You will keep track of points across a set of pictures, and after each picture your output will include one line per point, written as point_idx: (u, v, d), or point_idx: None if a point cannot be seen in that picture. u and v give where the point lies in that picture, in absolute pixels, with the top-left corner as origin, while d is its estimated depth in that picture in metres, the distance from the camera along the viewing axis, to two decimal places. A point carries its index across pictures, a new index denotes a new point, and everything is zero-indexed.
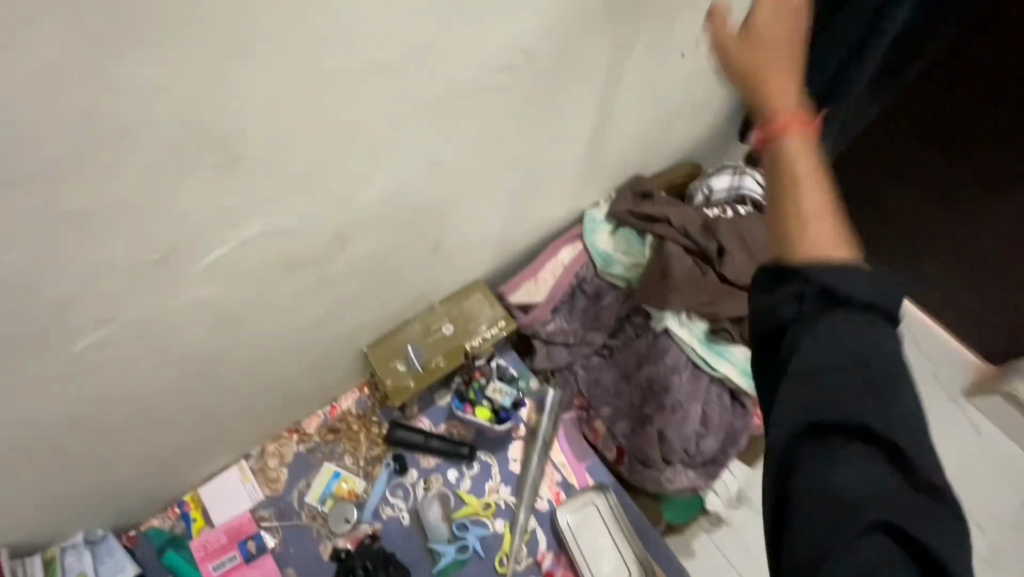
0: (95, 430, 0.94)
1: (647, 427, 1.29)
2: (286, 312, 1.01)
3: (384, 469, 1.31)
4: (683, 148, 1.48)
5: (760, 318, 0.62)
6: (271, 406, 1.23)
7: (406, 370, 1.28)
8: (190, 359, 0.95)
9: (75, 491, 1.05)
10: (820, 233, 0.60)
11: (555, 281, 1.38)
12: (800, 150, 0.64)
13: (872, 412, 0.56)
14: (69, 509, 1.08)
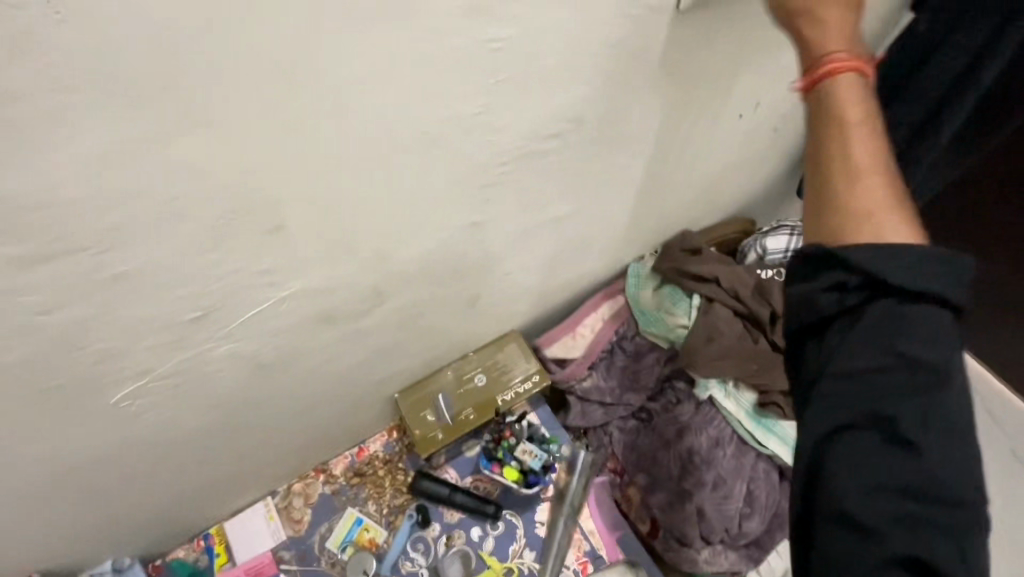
0: (128, 469, 0.96)
1: (685, 502, 1.21)
2: (321, 359, 1.01)
3: (406, 520, 1.27)
4: (736, 202, 1.42)
5: (798, 313, 0.60)
6: (299, 448, 1.23)
7: (436, 421, 1.25)
8: (223, 404, 0.96)
9: (106, 524, 1.07)
10: (867, 192, 0.58)
11: (594, 337, 1.33)
12: (848, 101, 0.60)
13: (907, 411, 0.53)
14: (100, 539, 1.10)
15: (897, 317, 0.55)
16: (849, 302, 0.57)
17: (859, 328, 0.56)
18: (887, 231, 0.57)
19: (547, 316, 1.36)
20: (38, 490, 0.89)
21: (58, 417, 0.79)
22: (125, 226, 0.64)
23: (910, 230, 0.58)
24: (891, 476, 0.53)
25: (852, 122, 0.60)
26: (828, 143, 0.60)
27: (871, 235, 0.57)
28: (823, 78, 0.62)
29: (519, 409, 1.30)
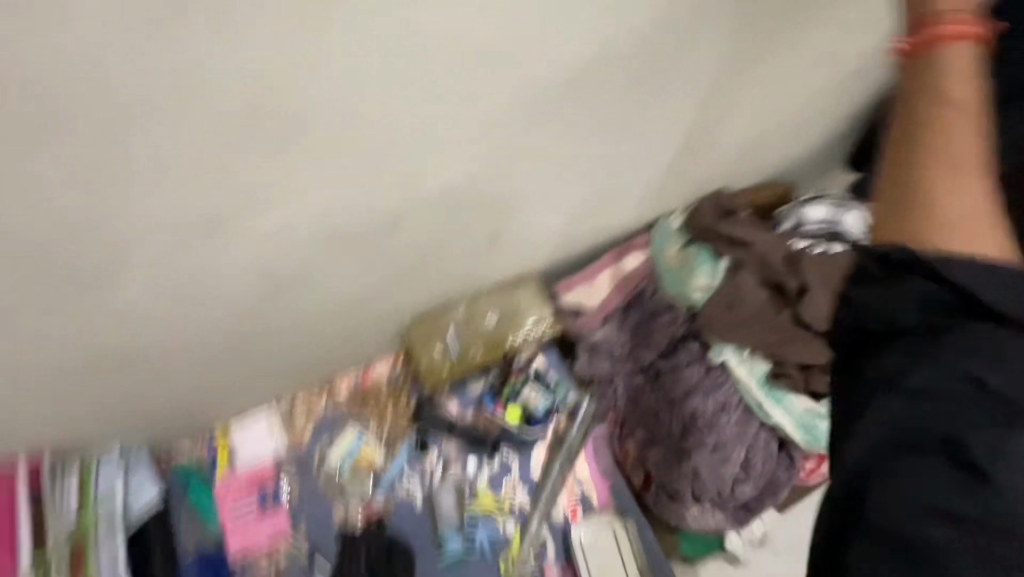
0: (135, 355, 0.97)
1: (682, 462, 1.21)
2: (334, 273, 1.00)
3: (406, 443, 1.30)
4: (775, 167, 1.36)
5: (861, 317, 0.52)
6: (306, 362, 1.24)
7: (444, 353, 1.27)
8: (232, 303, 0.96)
9: (114, 410, 1.08)
10: (965, 182, 0.48)
11: (612, 288, 1.30)
12: (954, 72, 0.50)
13: (982, 439, 0.44)
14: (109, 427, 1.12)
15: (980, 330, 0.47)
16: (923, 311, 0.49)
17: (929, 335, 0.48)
18: (983, 238, 0.48)
19: (567, 261, 1.33)
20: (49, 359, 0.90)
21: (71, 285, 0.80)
22: (158, 101, 0.63)
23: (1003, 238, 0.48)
24: (941, 483, 0.44)
25: (957, 100, 0.50)
26: (926, 122, 0.50)
27: (959, 235, 0.48)
28: (927, 44, 0.52)
29: (528, 352, 1.31)
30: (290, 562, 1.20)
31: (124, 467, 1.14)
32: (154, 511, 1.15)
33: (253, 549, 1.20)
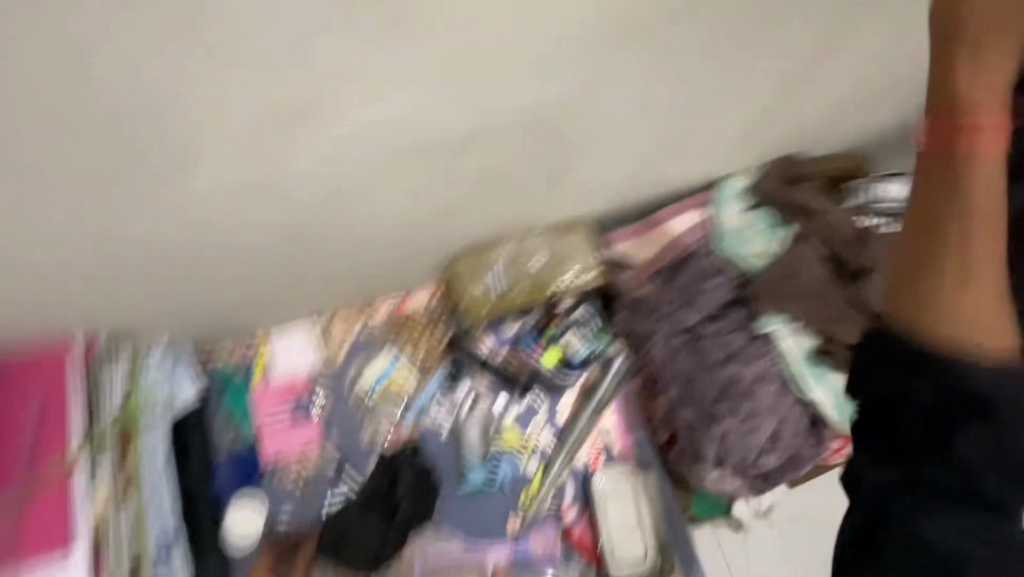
0: (199, 230, 1.03)
1: (710, 425, 1.20)
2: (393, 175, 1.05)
3: (439, 371, 1.32)
4: (853, 135, 1.29)
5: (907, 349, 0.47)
6: (349, 277, 1.26)
7: (487, 289, 1.25)
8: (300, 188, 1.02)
9: (168, 289, 1.12)
10: (978, 294, 0.47)
11: (666, 245, 1.26)
12: (977, 176, 0.48)
13: (998, 478, 0.46)
14: (161, 310, 1.16)
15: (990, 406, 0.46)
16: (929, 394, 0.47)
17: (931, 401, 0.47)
18: (993, 345, 0.46)
19: (619, 211, 1.29)
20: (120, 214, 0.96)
21: (153, 135, 0.87)
22: None
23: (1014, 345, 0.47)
24: (963, 523, 0.46)
25: (977, 208, 0.47)
26: (957, 221, 0.47)
27: (969, 345, 0.46)
28: (956, 144, 0.49)
29: (570, 299, 1.28)
30: (318, 471, 1.23)
31: (168, 363, 1.16)
32: (193, 407, 1.18)
33: (284, 455, 1.23)
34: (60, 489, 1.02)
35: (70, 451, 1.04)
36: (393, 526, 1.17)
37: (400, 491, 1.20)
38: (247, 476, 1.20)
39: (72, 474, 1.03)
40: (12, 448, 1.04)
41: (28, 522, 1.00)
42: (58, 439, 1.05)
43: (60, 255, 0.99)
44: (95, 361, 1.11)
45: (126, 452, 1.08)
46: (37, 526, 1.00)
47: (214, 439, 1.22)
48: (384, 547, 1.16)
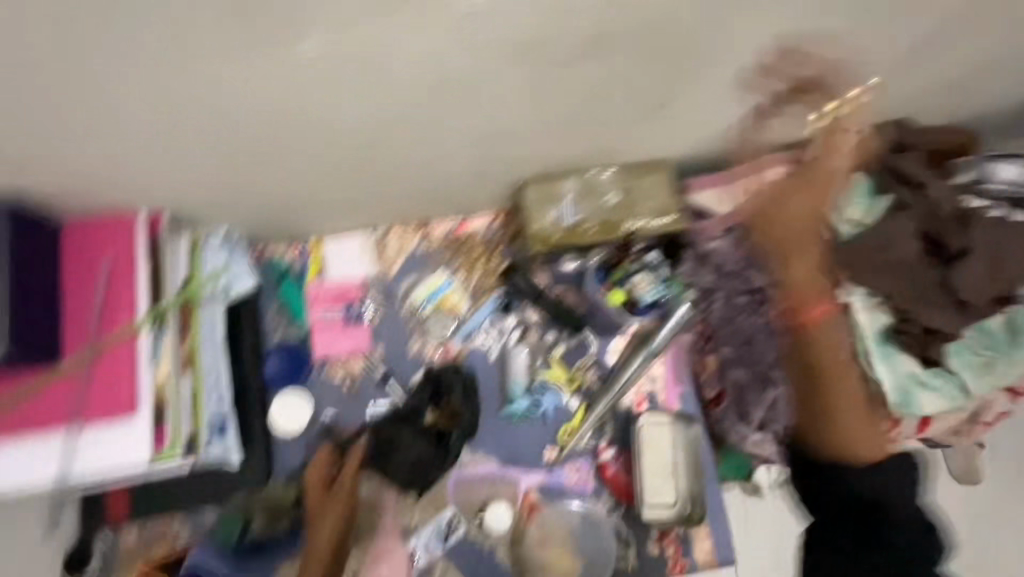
0: (270, 137, 0.93)
1: (765, 388, 1.19)
2: (490, 98, 0.94)
3: (491, 300, 1.29)
4: (964, 108, 1.21)
5: None
6: (413, 194, 1.19)
7: (556, 220, 1.19)
8: (382, 102, 0.90)
9: (227, 190, 1.03)
10: None
11: (749, 199, 1.20)
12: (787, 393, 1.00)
13: None
14: (217, 209, 1.07)
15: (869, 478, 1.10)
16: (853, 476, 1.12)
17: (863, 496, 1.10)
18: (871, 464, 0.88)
19: (704, 158, 1.21)
20: (189, 113, 0.84)
21: (236, 32, 0.73)
22: None
23: None
24: None
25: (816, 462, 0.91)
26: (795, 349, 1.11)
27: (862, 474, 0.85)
28: None
29: (641, 242, 1.23)
30: (364, 377, 1.24)
31: (228, 248, 1.12)
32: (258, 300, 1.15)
33: (332, 356, 1.23)
34: (124, 353, 0.94)
35: (135, 319, 0.96)
36: (437, 438, 1.18)
37: (445, 406, 1.20)
38: (296, 370, 1.22)
39: (136, 339, 0.95)
40: (73, 309, 0.95)
41: (89, 385, 0.92)
42: (123, 304, 0.96)
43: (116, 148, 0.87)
44: (161, 231, 1.01)
45: (187, 328, 1.04)
46: (99, 390, 0.92)
47: (264, 331, 1.23)
48: (426, 457, 1.16)
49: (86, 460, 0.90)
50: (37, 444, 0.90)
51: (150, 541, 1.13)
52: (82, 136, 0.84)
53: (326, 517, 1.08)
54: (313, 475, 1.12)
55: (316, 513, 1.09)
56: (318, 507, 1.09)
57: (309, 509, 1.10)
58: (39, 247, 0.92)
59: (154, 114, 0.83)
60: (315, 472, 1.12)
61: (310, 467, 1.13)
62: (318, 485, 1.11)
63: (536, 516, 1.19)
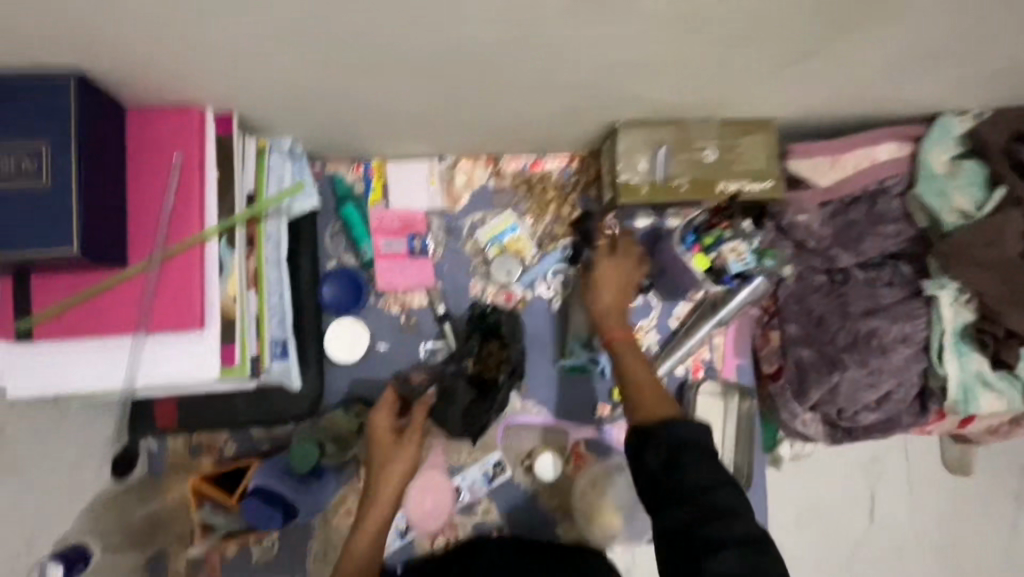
0: (365, 55, 0.82)
1: (829, 372, 1.17)
2: (612, 39, 0.83)
3: (557, 251, 1.22)
4: None
5: (678, 531, 0.80)
6: (492, 125, 1.10)
7: (646, 172, 1.09)
8: (498, 32, 0.80)
9: (300, 99, 0.93)
10: (641, 402, 0.92)
11: (853, 174, 1.11)
12: (628, 354, 1.01)
13: (655, 466, 0.84)
14: (287, 116, 0.98)
15: (671, 442, 0.84)
16: (653, 463, 0.84)
17: (657, 479, 0.83)
18: (661, 409, 0.90)
19: (809, 123, 1.13)
20: (280, 26, 0.73)
21: None
22: None
23: (660, 404, 0.91)
24: (692, 538, 0.79)
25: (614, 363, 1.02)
26: (626, 377, 0.98)
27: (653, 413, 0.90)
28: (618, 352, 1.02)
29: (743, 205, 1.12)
30: (419, 313, 1.19)
31: (292, 157, 1.05)
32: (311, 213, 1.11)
33: (391, 289, 1.17)
34: (195, 258, 0.86)
35: (206, 224, 0.88)
36: (490, 384, 1.11)
37: (497, 344, 1.13)
38: (352, 300, 1.16)
39: (205, 245, 0.87)
40: (139, 203, 0.86)
41: (159, 288, 0.85)
42: (195, 204, 0.87)
43: (189, 52, 0.76)
44: (234, 133, 0.92)
45: (254, 243, 0.97)
46: (170, 294, 0.85)
47: (323, 251, 1.18)
48: (476, 404, 1.10)
49: (155, 365, 0.85)
50: (104, 342, 0.83)
51: (198, 447, 1.10)
52: (153, 39, 0.72)
53: (395, 471, 0.91)
54: (379, 420, 0.96)
55: (383, 465, 0.92)
56: (388, 456, 0.93)
57: (376, 460, 0.93)
58: (104, 128, 0.81)
59: (250, 24, 0.72)
60: (382, 417, 0.96)
61: (376, 411, 0.96)
62: (386, 435, 0.94)
63: (584, 468, 1.19)
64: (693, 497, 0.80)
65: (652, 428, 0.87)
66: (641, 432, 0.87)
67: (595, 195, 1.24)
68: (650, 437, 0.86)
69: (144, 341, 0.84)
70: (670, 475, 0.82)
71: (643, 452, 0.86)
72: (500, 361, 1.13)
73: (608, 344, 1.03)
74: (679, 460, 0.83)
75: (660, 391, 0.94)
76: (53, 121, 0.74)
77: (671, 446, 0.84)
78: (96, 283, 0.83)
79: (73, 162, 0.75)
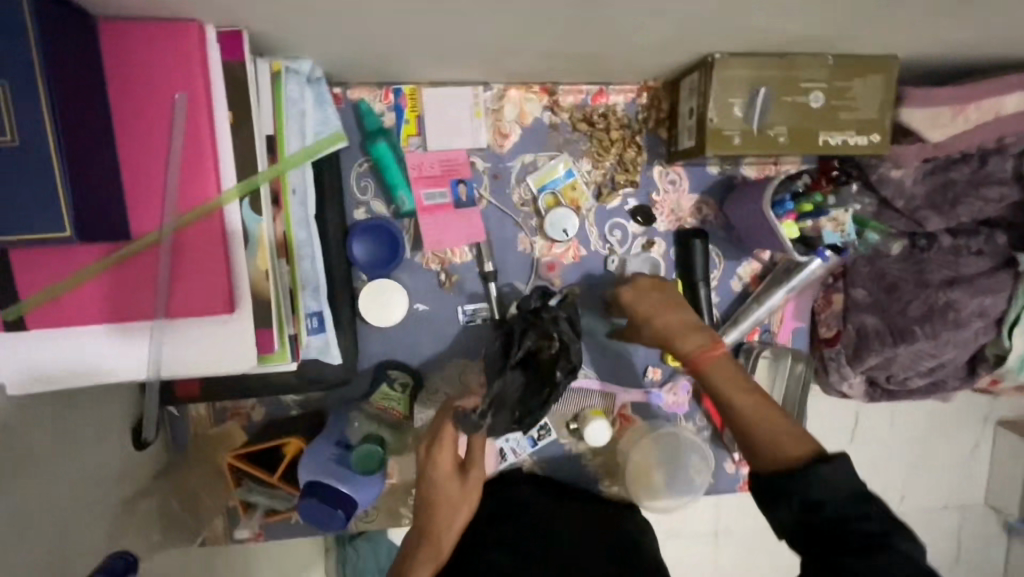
0: None
1: (894, 342, 1.11)
2: None
3: (619, 203, 1.09)
4: None
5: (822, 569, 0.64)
6: (565, 56, 0.89)
7: (740, 120, 0.92)
8: None
9: (323, 20, 0.70)
10: (771, 444, 0.72)
11: (970, 129, 0.96)
12: (721, 379, 0.80)
13: (790, 507, 0.67)
14: (304, 35, 0.75)
15: (805, 492, 0.66)
16: (786, 520, 0.68)
17: (800, 528, 0.66)
18: (788, 448, 0.70)
19: (930, 61, 0.95)
20: None
21: None
22: None
23: (790, 441, 0.71)
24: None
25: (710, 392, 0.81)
26: (730, 410, 0.77)
27: (784, 454, 0.70)
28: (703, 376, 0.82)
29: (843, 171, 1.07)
30: (461, 270, 1.06)
31: (313, 84, 0.86)
32: (330, 142, 0.86)
33: (438, 247, 1.02)
34: (214, 227, 0.70)
35: (222, 186, 0.71)
36: (543, 379, 0.95)
37: (548, 339, 0.95)
38: (386, 257, 1.00)
39: (224, 211, 0.71)
40: (136, 157, 0.67)
41: (174, 266, 0.69)
42: (207, 159, 0.69)
43: None
44: (244, 61, 0.71)
45: (279, 201, 0.82)
46: (189, 272, 0.70)
47: (348, 197, 1.01)
48: (532, 399, 0.94)
49: (182, 353, 0.72)
50: (115, 329, 0.69)
51: (223, 413, 1.02)
52: None
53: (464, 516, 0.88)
54: (442, 456, 0.91)
55: (451, 506, 0.88)
56: (454, 496, 0.89)
57: (443, 499, 0.88)
58: (74, 59, 0.59)
59: None
60: (445, 455, 0.91)
61: (438, 449, 0.91)
62: (449, 472, 0.90)
63: (629, 428, 1.15)
64: (837, 531, 0.63)
65: (783, 477, 0.68)
66: (770, 481, 0.69)
67: (666, 137, 1.08)
68: (780, 488, 0.68)
69: (163, 328, 0.70)
70: (817, 519, 0.65)
71: (773, 510, 0.69)
72: (555, 352, 0.95)
73: (693, 370, 0.83)
74: (822, 508, 0.65)
75: (784, 421, 0.74)
76: (7, 59, 0.53)
77: (798, 499, 0.66)
78: (97, 258, 0.67)
79: (45, 116, 0.55)
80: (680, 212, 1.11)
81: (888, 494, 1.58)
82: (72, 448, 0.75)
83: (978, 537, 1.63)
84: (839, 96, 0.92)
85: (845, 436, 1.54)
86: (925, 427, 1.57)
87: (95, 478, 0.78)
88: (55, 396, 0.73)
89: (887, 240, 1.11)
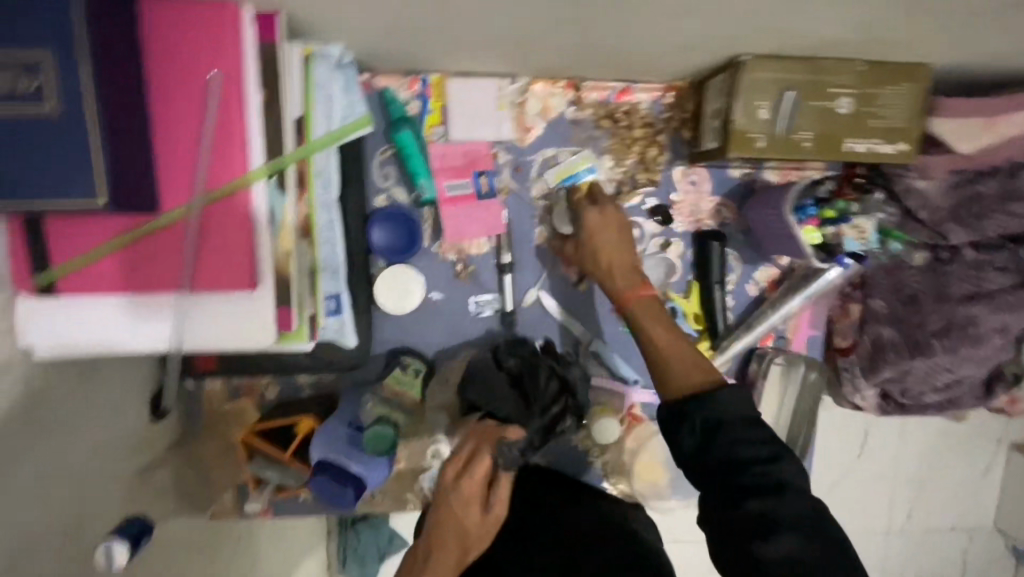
0: None
1: (911, 355, 1.09)
2: None
3: (638, 202, 1.08)
4: None
5: (724, 507, 0.65)
6: (592, 51, 0.89)
7: (766, 123, 0.92)
8: None
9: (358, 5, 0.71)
10: (671, 369, 0.77)
11: (1001, 143, 0.94)
12: (644, 313, 0.86)
13: (689, 436, 0.70)
14: (338, 19, 0.76)
15: (705, 417, 0.69)
16: (688, 441, 0.70)
17: (699, 460, 0.68)
18: (688, 375, 0.75)
19: (963, 70, 0.94)
20: None
21: None
22: None
23: (694, 370, 0.76)
24: (736, 516, 0.64)
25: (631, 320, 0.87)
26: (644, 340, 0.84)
27: (683, 378, 0.75)
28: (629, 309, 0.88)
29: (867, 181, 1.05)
30: (478, 261, 1.06)
31: (342, 70, 0.87)
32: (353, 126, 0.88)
33: (457, 237, 1.03)
34: (241, 205, 0.71)
35: (251, 164, 0.71)
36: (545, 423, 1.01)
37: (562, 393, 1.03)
38: (403, 245, 1.01)
39: (251, 190, 0.71)
40: (169, 131, 0.68)
41: (200, 240, 0.70)
42: (238, 136, 0.70)
43: None
44: (277, 41, 0.73)
45: (305, 183, 0.83)
46: (214, 246, 0.71)
47: (371, 184, 1.02)
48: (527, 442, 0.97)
49: (203, 326, 0.73)
50: (141, 300, 0.71)
51: (237, 391, 1.04)
52: None
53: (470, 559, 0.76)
54: (470, 487, 0.78)
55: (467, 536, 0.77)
56: (472, 531, 0.77)
57: (462, 531, 0.77)
58: None
59: None
60: (474, 486, 0.78)
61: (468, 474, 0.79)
62: (476, 497, 0.78)
63: (636, 429, 1.13)
64: (737, 471, 0.65)
65: (678, 399, 0.73)
66: (665, 402, 0.74)
67: (689, 137, 1.07)
68: (681, 412, 0.71)
69: (187, 300, 0.72)
70: (714, 451, 0.67)
71: (677, 433, 0.71)
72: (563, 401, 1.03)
73: (620, 305, 0.90)
74: (724, 429, 0.68)
75: (691, 353, 0.79)
76: None
77: (705, 423, 0.69)
78: (129, 228, 0.69)
79: None
80: (698, 213, 1.10)
81: (892, 510, 1.56)
82: (93, 413, 0.77)
83: (982, 559, 1.61)
84: (868, 103, 0.91)
85: (851, 448, 1.53)
86: (936, 444, 1.55)
87: (112, 444, 0.80)
88: (77, 364, 0.75)
89: (909, 248, 1.07)
